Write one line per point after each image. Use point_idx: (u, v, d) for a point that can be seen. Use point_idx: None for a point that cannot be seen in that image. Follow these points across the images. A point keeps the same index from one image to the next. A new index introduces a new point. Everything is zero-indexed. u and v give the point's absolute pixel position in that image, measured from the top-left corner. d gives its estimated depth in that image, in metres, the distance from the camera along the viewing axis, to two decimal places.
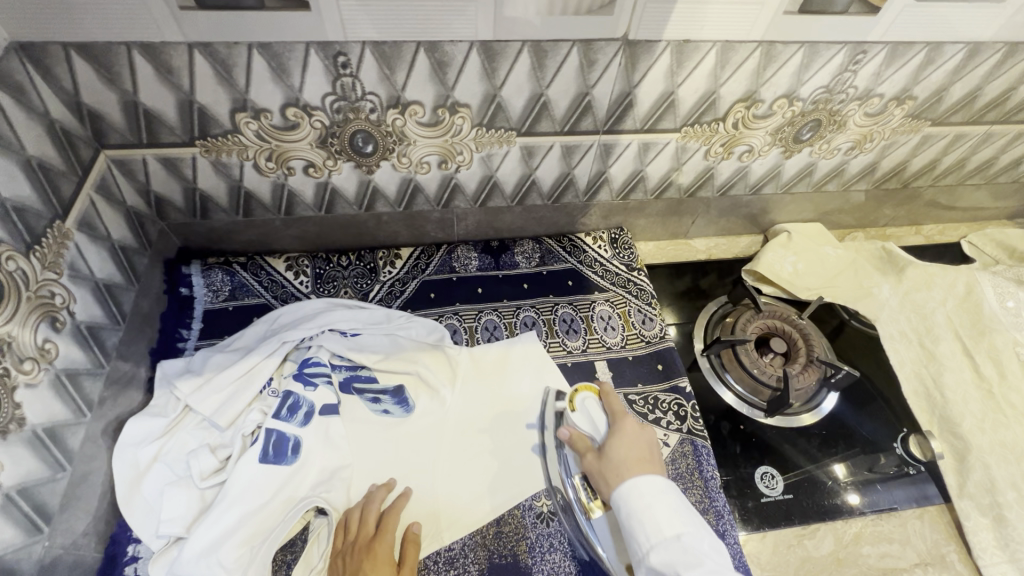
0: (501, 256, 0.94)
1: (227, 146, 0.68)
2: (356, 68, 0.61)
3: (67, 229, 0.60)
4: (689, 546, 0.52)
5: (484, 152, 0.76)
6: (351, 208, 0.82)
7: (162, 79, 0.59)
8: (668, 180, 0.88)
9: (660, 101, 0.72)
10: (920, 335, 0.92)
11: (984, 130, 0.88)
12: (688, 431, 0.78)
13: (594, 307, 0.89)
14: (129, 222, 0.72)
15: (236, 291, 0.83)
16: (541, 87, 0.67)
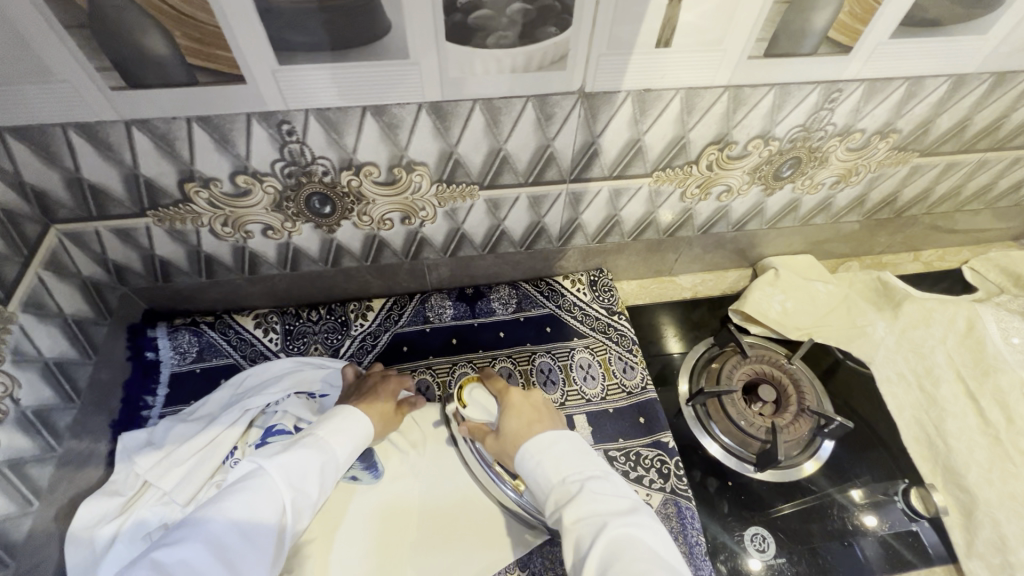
0: (477, 303, 0.91)
1: (179, 215, 0.66)
2: (302, 134, 0.59)
3: (10, 313, 0.58)
4: (575, 479, 0.54)
5: (448, 207, 0.74)
6: (316, 265, 0.80)
7: (104, 156, 0.58)
8: (646, 221, 0.84)
9: (626, 148, 0.69)
10: (919, 376, 0.87)
11: (978, 157, 0.83)
12: (672, 491, 0.73)
13: (573, 355, 0.85)
14: (85, 293, 0.70)
15: (204, 352, 0.80)
16: (498, 142, 0.65)
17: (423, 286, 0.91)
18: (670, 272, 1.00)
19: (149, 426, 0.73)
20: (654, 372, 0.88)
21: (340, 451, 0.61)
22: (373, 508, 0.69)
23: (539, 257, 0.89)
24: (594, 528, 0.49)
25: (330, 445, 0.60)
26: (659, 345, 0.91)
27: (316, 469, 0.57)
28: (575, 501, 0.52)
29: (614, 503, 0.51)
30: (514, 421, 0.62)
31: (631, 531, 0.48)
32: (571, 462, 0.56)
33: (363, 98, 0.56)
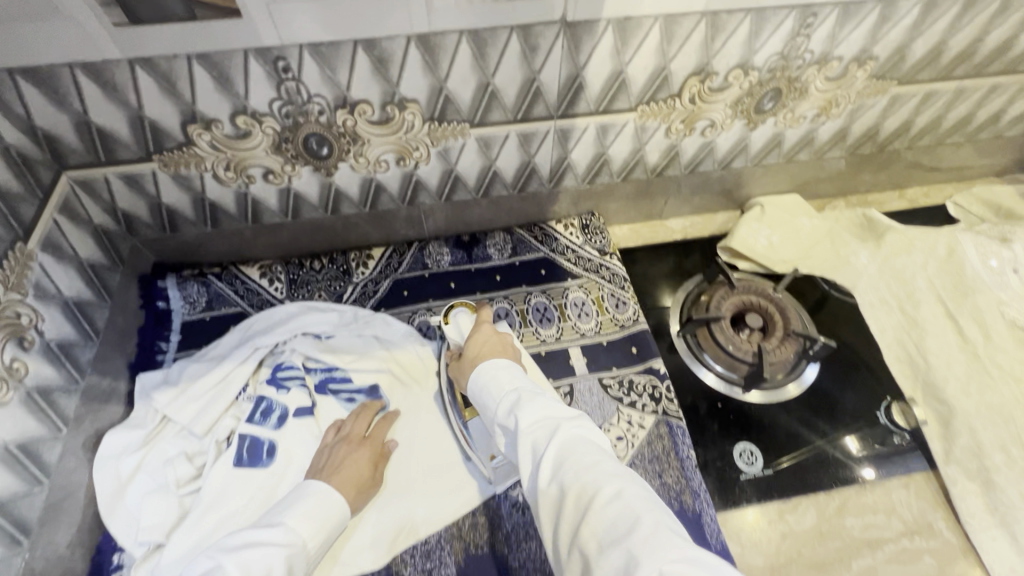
0: (473, 250, 0.93)
1: (183, 158, 0.69)
2: (298, 71, 0.62)
3: (30, 251, 0.61)
4: (520, 395, 0.57)
5: (441, 147, 0.76)
6: (317, 212, 0.83)
7: (109, 97, 0.60)
8: (634, 160, 0.87)
9: (610, 81, 0.71)
10: (900, 301, 0.92)
11: (956, 85, 0.86)
12: (664, 413, 0.77)
13: (567, 294, 0.88)
14: (97, 240, 0.73)
15: (213, 302, 0.84)
16: (486, 76, 0.67)
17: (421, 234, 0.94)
18: (660, 216, 1.02)
19: (162, 368, 0.76)
20: (648, 306, 0.91)
21: (311, 542, 0.60)
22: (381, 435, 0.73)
23: (531, 202, 0.92)
24: (548, 431, 0.52)
25: (299, 533, 0.60)
26: (651, 284, 0.93)
27: (281, 565, 0.56)
28: (526, 404, 0.55)
29: (557, 411, 0.54)
30: (479, 347, 0.67)
31: (579, 432, 0.52)
32: (521, 384, 0.59)
33: (352, 31, 0.59)
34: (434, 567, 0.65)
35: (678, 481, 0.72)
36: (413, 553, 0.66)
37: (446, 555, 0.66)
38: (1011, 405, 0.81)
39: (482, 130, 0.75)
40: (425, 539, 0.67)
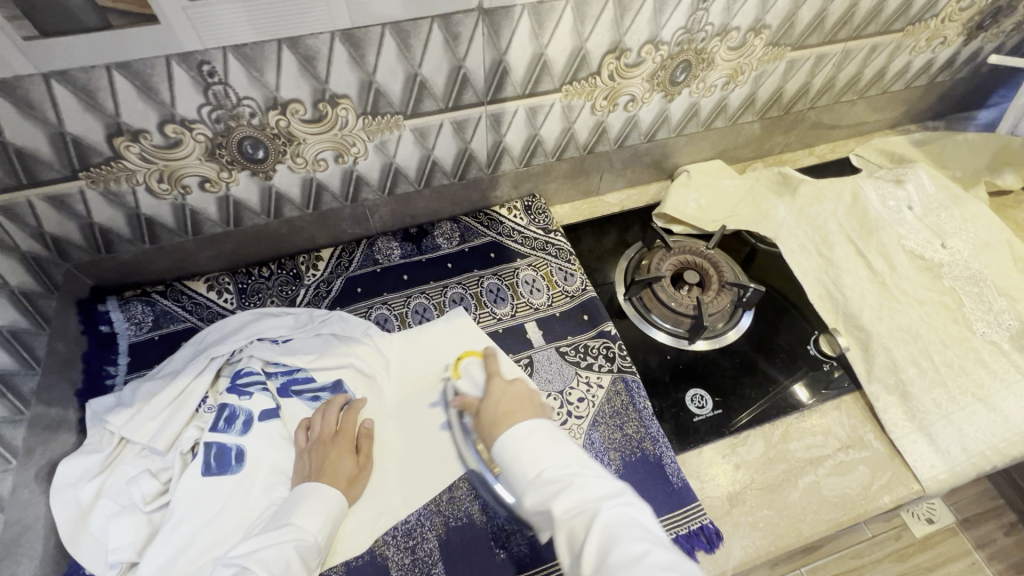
0: (423, 242, 1.06)
1: (113, 173, 0.74)
2: (223, 74, 0.68)
3: None
4: (556, 474, 0.60)
5: (377, 140, 0.86)
6: (259, 218, 0.92)
7: (26, 116, 0.64)
8: (567, 138, 1.02)
9: (533, 64, 0.84)
10: (817, 244, 1.10)
11: (840, 47, 1.07)
12: (619, 371, 0.89)
13: (518, 274, 1.01)
14: (25, 265, 0.78)
15: (159, 320, 0.90)
16: (412, 67, 0.77)
17: (386, 224, 1.06)
18: (588, 197, 1.22)
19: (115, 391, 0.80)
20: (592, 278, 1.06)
21: (314, 536, 0.68)
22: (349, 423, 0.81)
23: (472, 185, 1.05)
24: (587, 518, 0.56)
25: (306, 533, 0.67)
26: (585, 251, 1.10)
27: (295, 557, 0.65)
28: (562, 495, 0.58)
29: (604, 489, 0.59)
30: (496, 404, 0.71)
31: (625, 512, 0.56)
32: (556, 454, 0.62)
33: (270, 33, 0.65)
34: (415, 547, 0.72)
35: (638, 429, 0.83)
36: (393, 539, 0.72)
37: (427, 530, 0.73)
38: (917, 323, 0.96)
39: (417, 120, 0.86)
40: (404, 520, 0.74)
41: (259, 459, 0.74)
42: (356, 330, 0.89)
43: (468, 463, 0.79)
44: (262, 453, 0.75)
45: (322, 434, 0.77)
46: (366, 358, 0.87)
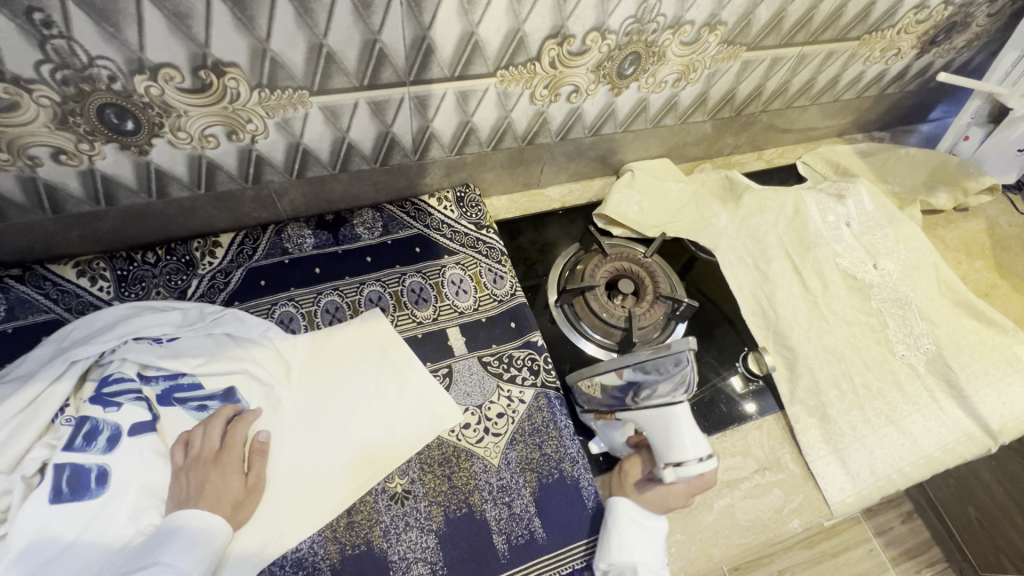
0: (471, 210, 0.82)
1: (27, 104, 0.50)
2: (323, 11, 0.51)
3: None
4: (736, 449, 0.71)
5: (502, 91, 0.68)
6: (325, 170, 0.71)
7: (104, 35, 0.47)
8: (699, 102, 0.85)
9: (705, 24, 0.70)
10: (1001, 265, 0.95)
11: (989, 22, 0.91)
12: (763, 396, 0.76)
13: (659, 270, 0.80)
14: (28, 190, 0.58)
15: (19, 308, 0.65)
16: (682, 10, 0.66)
17: (527, 181, 0.88)
18: (728, 155, 1.03)
19: (177, 304, 0.68)
20: (744, 285, 0.83)
21: (655, 558, 0.56)
22: (279, 417, 0.64)
23: (636, 142, 0.88)
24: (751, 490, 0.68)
25: (649, 558, 0.55)
26: (764, 236, 0.86)
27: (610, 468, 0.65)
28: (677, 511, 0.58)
29: None
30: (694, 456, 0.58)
31: (778, 498, 0.68)
32: (754, 445, 0.72)
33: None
34: (510, 501, 0.63)
35: None
36: (488, 483, 0.63)
37: (548, 560, 0.60)
38: None
39: (647, 68, 0.73)
40: (498, 475, 0.64)
41: (358, 401, 0.66)
42: (477, 308, 0.75)
43: (570, 428, 0.68)
44: (356, 387, 0.67)
45: (442, 405, 0.67)
46: (493, 346, 0.72)
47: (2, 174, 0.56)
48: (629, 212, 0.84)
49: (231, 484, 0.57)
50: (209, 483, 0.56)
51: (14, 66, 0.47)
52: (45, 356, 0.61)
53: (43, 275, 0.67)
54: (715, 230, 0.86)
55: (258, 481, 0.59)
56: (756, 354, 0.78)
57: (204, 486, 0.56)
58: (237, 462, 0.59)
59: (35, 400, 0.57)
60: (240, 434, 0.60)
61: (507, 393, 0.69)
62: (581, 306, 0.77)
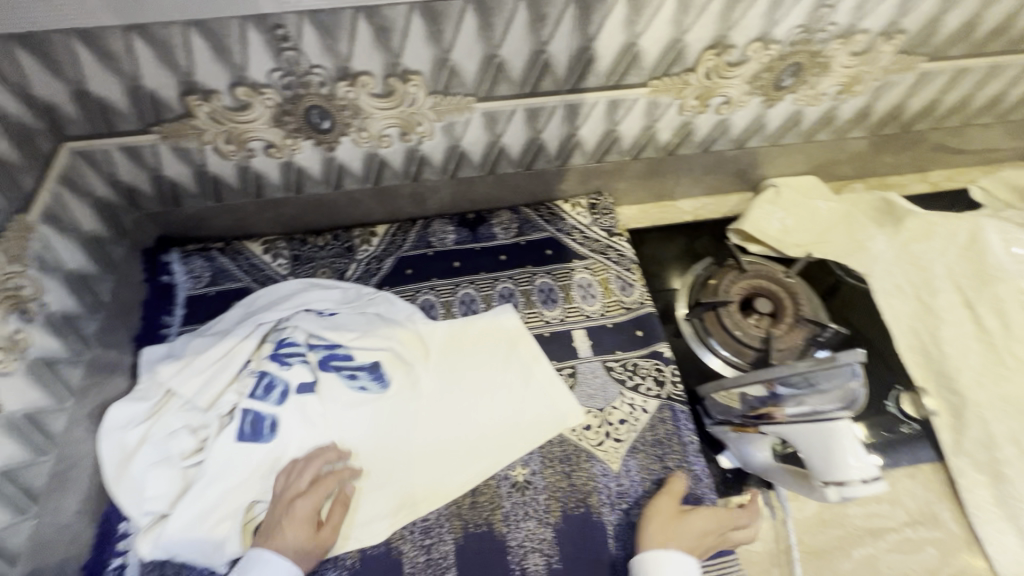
0: (603, 217, 0.83)
1: (256, 103, 0.60)
2: (502, 25, 0.56)
3: (32, 222, 0.56)
4: (883, 495, 0.65)
5: (653, 101, 0.69)
6: (474, 171, 0.76)
7: (324, 46, 0.55)
8: (860, 117, 0.79)
9: (881, 33, 0.65)
10: None
11: None
12: (919, 441, 0.68)
13: (800, 291, 0.76)
14: (241, 176, 0.70)
15: (218, 276, 0.76)
16: (857, 18, 0.63)
17: (660, 192, 0.88)
18: (884, 175, 0.94)
19: (339, 283, 0.76)
20: (902, 317, 0.75)
21: None
22: (418, 395, 0.69)
23: (781, 157, 0.84)
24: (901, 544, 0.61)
25: None
26: (929, 265, 0.77)
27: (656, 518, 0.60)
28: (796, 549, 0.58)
29: None
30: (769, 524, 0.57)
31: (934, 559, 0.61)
32: (906, 494, 0.65)
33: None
34: (628, 508, 0.62)
35: None
36: (607, 487, 0.64)
37: None
38: None
39: (807, 79, 0.70)
40: (617, 481, 0.64)
41: (486, 392, 0.70)
42: (605, 313, 0.76)
43: (695, 445, 0.66)
44: (485, 378, 0.71)
45: (565, 406, 0.69)
46: (618, 352, 0.73)
47: (225, 161, 0.67)
48: (769, 229, 0.81)
49: (297, 536, 0.56)
50: (281, 525, 0.56)
51: (253, 72, 0.57)
52: (239, 316, 0.72)
53: (237, 249, 0.78)
54: (868, 255, 0.79)
55: (331, 535, 0.58)
56: (912, 394, 0.70)
57: (275, 532, 0.56)
58: (307, 514, 0.57)
59: (228, 352, 0.67)
60: (324, 487, 0.59)
61: (630, 401, 0.69)
62: (712, 321, 0.75)
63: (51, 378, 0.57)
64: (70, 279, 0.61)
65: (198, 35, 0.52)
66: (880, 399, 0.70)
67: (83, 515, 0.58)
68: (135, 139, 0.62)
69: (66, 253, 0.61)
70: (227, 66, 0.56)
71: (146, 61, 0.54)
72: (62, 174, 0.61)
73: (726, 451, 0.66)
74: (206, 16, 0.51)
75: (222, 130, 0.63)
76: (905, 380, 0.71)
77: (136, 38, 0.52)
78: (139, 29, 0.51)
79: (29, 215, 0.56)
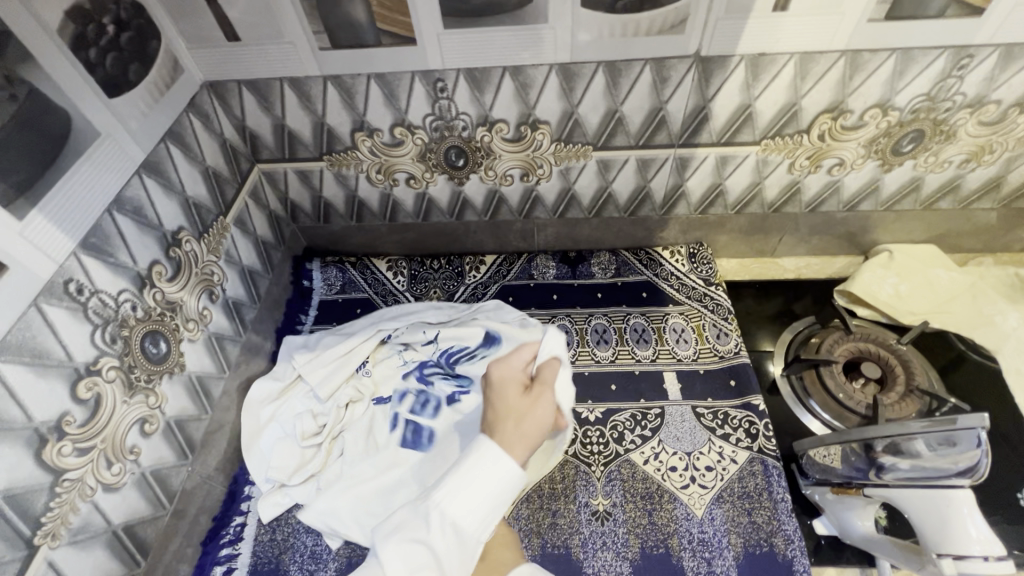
0: (702, 267, 0.85)
1: (409, 141, 0.71)
2: (628, 84, 0.63)
3: (226, 223, 0.69)
4: None
5: (763, 158, 0.72)
6: (581, 213, 0.83)
7: (472, 97, 0.65)
8: (991, 186, 0.76)
9: (1016, 104, 0.64)
10: None
11: None
12: None
13: (911, 359, 0.72)
14: (382, 202, 0.81)
15: (347, 286, 0.87)
16: (988, 88, 0.63)
17: (762, 248, 0.88)
18: (1019, 252, 0.87)
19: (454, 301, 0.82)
20: None
21: None
22: None
23: (898, 223, 0.82)
24: None
25: None
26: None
27: None
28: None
29: None
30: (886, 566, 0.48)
31: None
32: None
33: (868, 42, 0.58)
34: (710, 557, 0.61)
35: None
36: (689, 533, 0.62)
37: None
38: None
39: (929, 146, 0.70)
40: (701, 527, 0.63)
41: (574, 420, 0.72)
42: (697, 359, 0.76)
43: (787, 504, 0.63)
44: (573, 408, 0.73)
45: (650, 445, 0.69)
46: (709, 399, 0.73)
47: (373, 189, 0.79)
48: (882, 294, 0.78)
49: (520, 404, 0.47)
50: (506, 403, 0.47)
51: (411, 115, 0.68)
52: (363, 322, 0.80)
53: (366, 264, 0.90)
54: (997, 330, 0.74)
55: (542, 391, 0.48)
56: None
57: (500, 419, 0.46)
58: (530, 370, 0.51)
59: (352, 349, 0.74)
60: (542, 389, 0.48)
61: (719, 449, 0.68)
62: (813, 381, 0.72)
63: (220, 352, 0.68)
64: (242, 273, 0.74)
65: (377, 85, 0.64)
66: (1010, 490, 0.63)
67: (221, 473, 0.67)
68: (309, 164, 0.75)
69: (244, 251, 0.74)
70: (392, 110, 0.67)
71: (334, 103, 0.67)
72: (250, 189, 0.75)
73: (822, 516, 0.63)
74: (386, 69, 0.62)
75: (376, 162, 0.75)
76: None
77: (330, 86, 0.65)
78: (334, 79, 0.64)
79: (226, 217, 0.69)
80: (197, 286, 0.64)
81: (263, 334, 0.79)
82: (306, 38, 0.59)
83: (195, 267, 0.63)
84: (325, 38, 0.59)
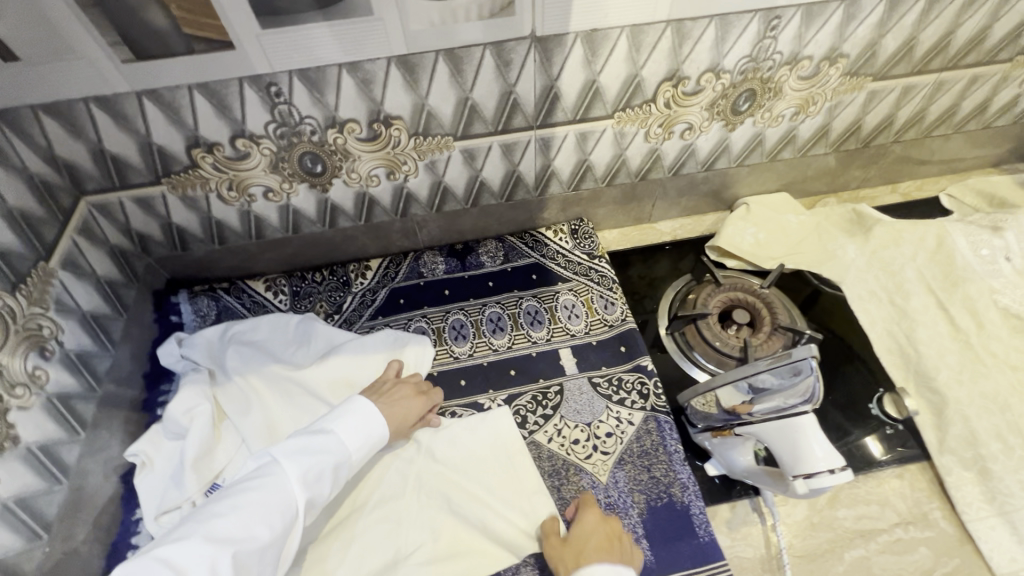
0: (585, 241, 0.88)
1: (255, 154, 0.66)
2: (471, 72, 0.62)
3: (51, 268, 0.61)
4: (872, 493, 0.65)
5: (619, 131, 0.74)
6: (459, 205, 0.82)
7: (312, 99, 0.62)
8: (822, 133, 0.83)
9: (824, 60, 0.71)
10: None
11: None
12: (901, 437, 0.69)
13: (773, 299, 0.79)
14: (244, 219, 0.76)
15: (222, 315, 0.80)
16: (800, 46, 0.68)
17: (639, 216, 0.92)
18: (855, 190, 0.98)
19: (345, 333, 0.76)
20: (878, 318, 0.78)
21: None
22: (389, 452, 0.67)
23: (751, 177, 0.89)
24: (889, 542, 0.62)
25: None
26: (900, 270, 0.80)
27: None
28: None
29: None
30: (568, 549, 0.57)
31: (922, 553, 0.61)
32: (892, 491, 0.66)
33: (687, 12, 0.61)
34: (617, 518, 0.63)
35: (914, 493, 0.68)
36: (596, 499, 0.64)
37: None
38: None
39: (762, 103, 0.75)
40: (606, 491, 0.65)
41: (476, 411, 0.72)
42: (588, 332, 0.79)
43: (681, 453, 0.67)
44: (477, 401, 0.73)
45: (552, 422, 0.71)
46: (603, 368, 0.75)
47: (229, 208, 0.73)
48: (744, 244, 0.85)
49: None
50: None
51: (251, 125, 0.63)
52: (215, 333, 0.75)
53: (241, 288, 0.84)
54: (839, 263, 0.82)
55: None
56: (893, 396, 0.71)
57: None
58: None
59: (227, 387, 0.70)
60: None
61: (616, 414, 0.71)
62: (693, 335, 0.77)
63: (68, 413, 0.61)
64: (85, 320, 0.66)
65: (204, 97, 0.59)
66: (862, 403, 0.71)
67: (95, 543, 0.61)
68: (147, 190, 0.68)
69: (82, 295, 0.66)
70: (227, 121, 0.62)
71: (159, 123, 0.61)
72: (80, 224, 0.66)
73: (711, 459, 0.67)
74: (208, 78, 0.57)
75: (224, 179, 0.69)
76: (887, 383, 0.73)
77: (148, 102, 0.58)
78: (150, 94, 0.58)
79: (50, 262, 0.61)
80: (21, 345, 0.56)
81: (124, 382, 0.71)
82: (102, 51, 0.53)
83: (14, 324, 0.55)
84: (125, 50, 0.53)
